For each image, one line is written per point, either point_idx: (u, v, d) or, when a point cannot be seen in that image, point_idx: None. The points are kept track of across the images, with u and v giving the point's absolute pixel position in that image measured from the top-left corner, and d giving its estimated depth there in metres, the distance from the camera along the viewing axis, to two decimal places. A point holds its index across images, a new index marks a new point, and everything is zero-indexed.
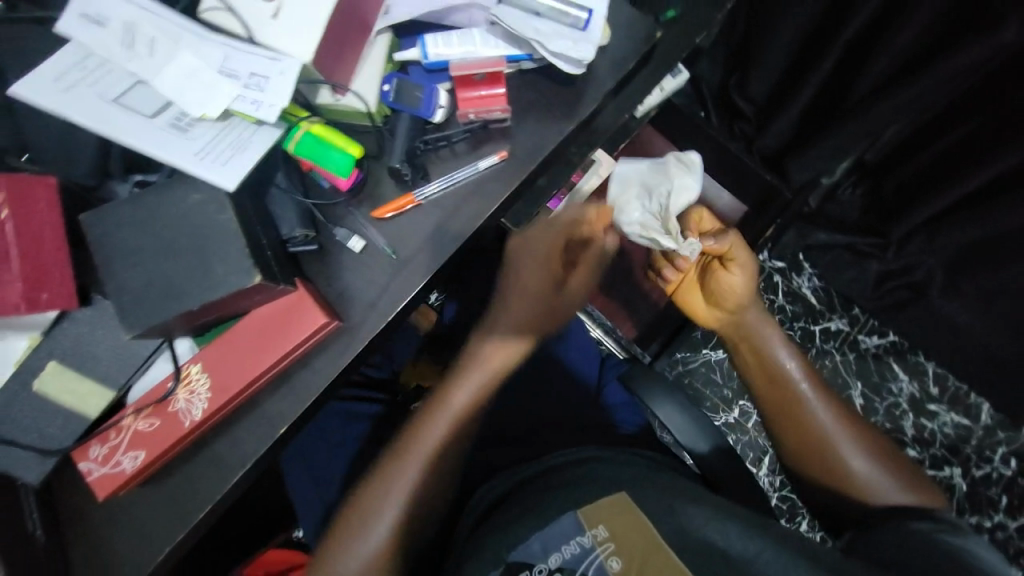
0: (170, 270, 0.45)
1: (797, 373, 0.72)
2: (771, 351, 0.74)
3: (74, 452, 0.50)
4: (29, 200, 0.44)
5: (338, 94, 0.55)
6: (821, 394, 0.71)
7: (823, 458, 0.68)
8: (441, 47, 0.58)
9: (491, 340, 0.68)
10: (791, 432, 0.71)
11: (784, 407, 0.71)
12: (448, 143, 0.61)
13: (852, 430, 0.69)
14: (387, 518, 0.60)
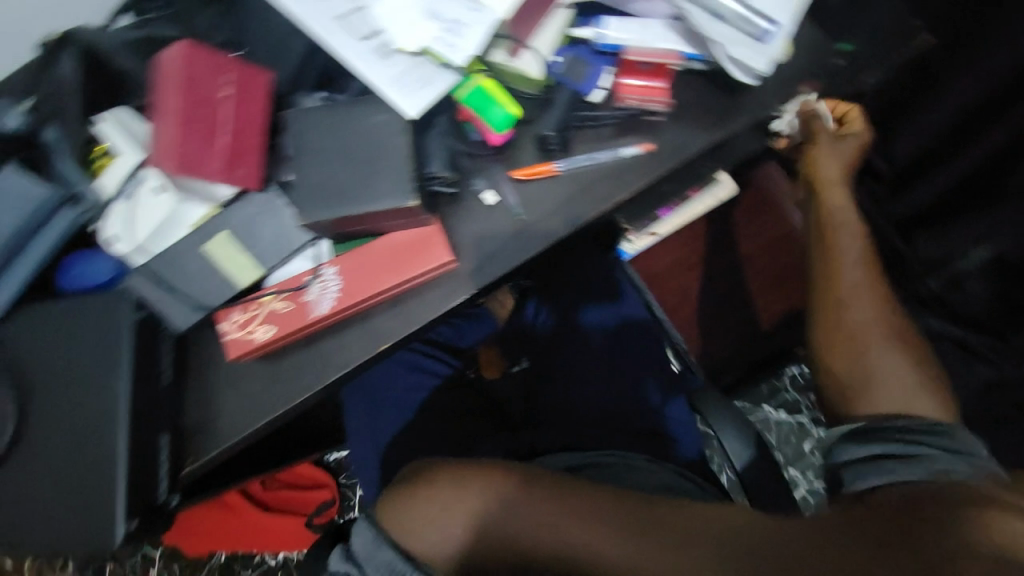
0: (344, 174, 0.50)
1: (862, 266, 0.69)
2: (849, 251, 0.69)
3: (217, 312, 0.57)
4: (249, 87, 0.51)
5: (512, 55, 0.59)
6: (875, 304, 0.68)
7: (847, 339, 0.67)
8: (619, 31, 0.59)
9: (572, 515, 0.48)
10: (834, 337, 0.68)
11: (829, 310, 0.69)
12: (596, 124, 0.62)
13: (902, 351, 0.66)
14: (468, 510, 0.50)
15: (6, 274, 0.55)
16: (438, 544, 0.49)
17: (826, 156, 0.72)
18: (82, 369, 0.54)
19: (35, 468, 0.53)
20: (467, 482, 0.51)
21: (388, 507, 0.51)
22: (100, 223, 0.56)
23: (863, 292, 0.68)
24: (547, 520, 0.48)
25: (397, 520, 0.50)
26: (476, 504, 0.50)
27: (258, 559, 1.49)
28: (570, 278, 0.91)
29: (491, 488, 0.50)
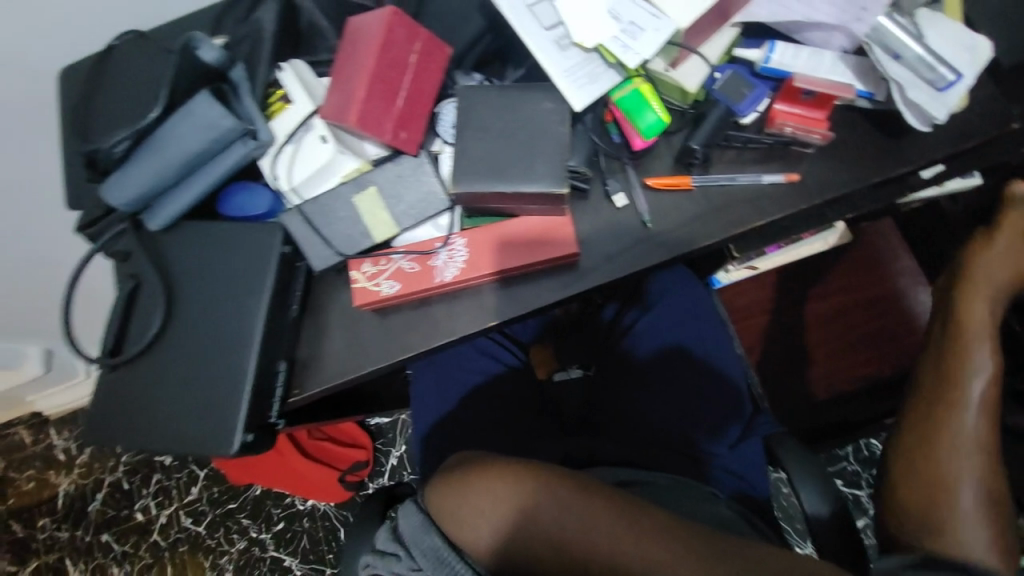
0: (502, 153, 0.53)
1: (982, 402, 0.62)
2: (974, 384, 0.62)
3: (351, 260, 0.61)
4: (430, 60, 0.55)
5: (672, 66, 0.59)
6: (983, 449, 0.60)
7: (935, 466, 0.60)
8: (789, 58, 0.59)
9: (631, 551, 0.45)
10: (930, 454, 0.60)
11: (937, 421, 0.61)
12: (742, 146, 0.61)
13: (984, 501, 0.58)
14: (512, 506, 0.49)
15: (177, 190, 0.60)
16: (479, 537, 0.49)
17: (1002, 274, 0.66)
18: (229, 288, 0.59)
19: (167, 367, 0.57)
20: (519, 473, 0.51)
21: (445, 492, 0.52)
22: (267, 161, 0.62)
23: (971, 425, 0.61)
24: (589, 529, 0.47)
25: (454, 504, 0.51)
26: (522, 504, 0.49)
27: (288, 500, 1.57)
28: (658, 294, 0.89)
29: (541, 490, 0.50)
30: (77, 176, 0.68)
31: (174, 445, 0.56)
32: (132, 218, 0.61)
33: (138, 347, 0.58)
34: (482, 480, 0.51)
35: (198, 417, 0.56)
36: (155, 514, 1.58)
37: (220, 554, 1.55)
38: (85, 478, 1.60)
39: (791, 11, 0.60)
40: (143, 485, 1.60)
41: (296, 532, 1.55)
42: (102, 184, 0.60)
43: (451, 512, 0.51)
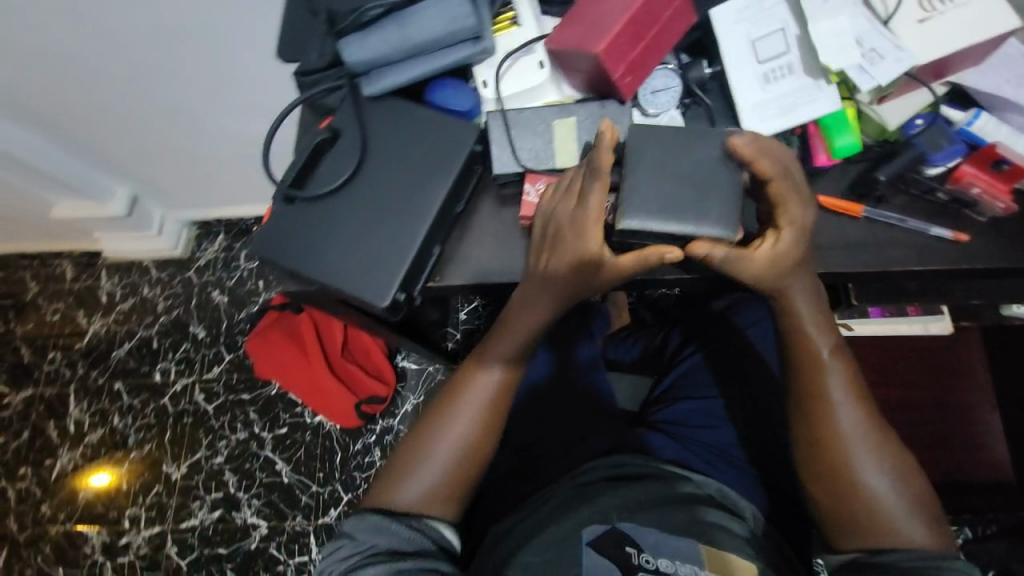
0: (681, 193, 0.57)
1: (850, 435, 0.61)
2: (842, 424, 0.61)
3: (527, 174, 0.64)
4: (676, 24, 0.61)
5: (878, 101, 0.62)
6: (857, 391, 0.62)
7: (838, 458, 0.61)
8: (990, 129, 0.62)
9: (524, 314, 0.65)
10: (837, 501, 0.61)
11: (836, 483, 0.61)
12: (917, 194, 0.65)
13: (877, 445, 0.61)
14: (438, 451, 0.66)
15: (398, 67, 0.65)
16: (414, 492, 0.65)
17: (769, 270, 0.58)
18: (418, 166, 0.64)
19: (348, 216, 0.63)
20: (414, 436, 0.68)
21: (377, 500, 0.65)
22: (482, 68, 0.66)
23: (859, 445, 0.61)
24: (468, 435, 0.66)
25: (397, 495, 0.65)
26: (438, 445, 0.66)
27: (299, 409, 1.53)
28: (754, 319, 0.86)
29: (436, 425, 0.67)
30: (298, 31, 0.73)
31: (334, 286, 0.62)
32: (350, 79, 0.66)
33: (327, 189, 0.64)
34: (404, 462, 0.66)
35: (362, 268, 0.62)
36: (171, 380, 1.59)
37: (219, 437, 1.53)
38: (120, 325, 1.64)
39: (1000, 88, 0.62)
40: (170, 350, 1.60)
41: (297, 441, 1.51)
42: (338, 41, 0.65)
43: (404, 500, 0.64)
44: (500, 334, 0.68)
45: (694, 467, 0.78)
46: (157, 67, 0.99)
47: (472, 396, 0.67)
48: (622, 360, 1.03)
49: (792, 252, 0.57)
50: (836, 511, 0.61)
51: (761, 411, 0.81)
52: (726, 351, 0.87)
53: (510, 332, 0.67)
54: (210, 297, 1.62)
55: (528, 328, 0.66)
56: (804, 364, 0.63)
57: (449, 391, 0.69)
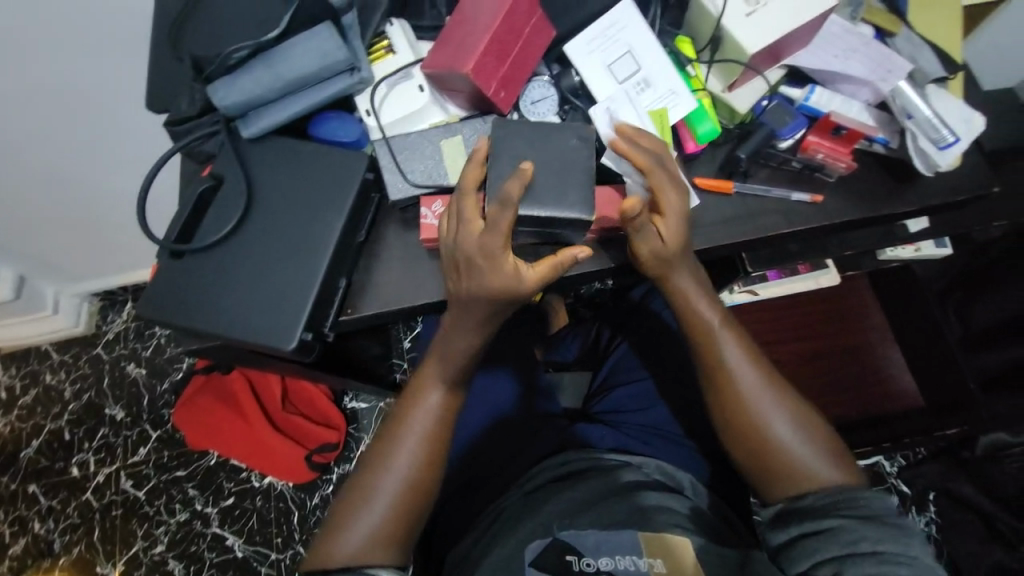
0: (544, 177, 0.61)
1: (754, 393, 0.66)
2: (749, 391, 0.66)
3: (422, 197, 0.65)
4: (538, 35, 0.65)
5: (728, 89, 0.70)
6: (752, 353, 0.68)
7: (748, 421, 0.66)
8: (823, 101, 0.71)
9: (457, 341, 0.65)
10: (758, 461, 0.66)
11: (754, 445, 0.66)
12: (778, 166, 0.72)
13: (779, 401, 0.66)
14: (381, 491, 0.64)
15: (275, 107, 0.64)
16: (358, 537, 0.62)
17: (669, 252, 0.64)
18: (311, 201, 0.63)
19: (241, 261, 0.61)
20: (355, 483, 0.66)
21: (318, 551, 0.62)
22: (362, 97, 0.67)
23: (768, 404, 0.66)
24: (409, 468, 0.65)
25: (339, 542, 0.62)
26: (380, 483, 0.64)
27: (243, 475, 1.42)
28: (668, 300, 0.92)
29: (379, 466, 0.65)
30: (167, 82, 0.71)
31: (236, 338, 0.59)
32: (227, 123, 0.65)
33: (216, 237, 0.61)
34: (345, 508, 0.64)
35: (264, 312, 0.60)
36: (91, 472, 1.42)
37: (156, 524, 1.39)
38: (22, 422, 1.46)
39: (829, 63, 0.71)
40: (86, 439, 1.44)
41: (246, 510, 1.40)
42: (207, 87, 0.64)
43: (347, 543, 0.62)
44: (437, 359, 0.67)
45: (635, 450, 0.81)
46: (22, 134, 0.91)
47: (411, 427, 0.66)
48: (565, 361, 1.02)
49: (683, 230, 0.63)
50: (758, 468, 0.66)
51: (687, 382, 0.87)
52: (649, 335, 0.91)
53: (444, 358, 0.67)
54: (125, 372, 1.48)
55: (464, 347, 0.66)
56: (702, 338, 0.68)
57: (387, 428, 0.68)
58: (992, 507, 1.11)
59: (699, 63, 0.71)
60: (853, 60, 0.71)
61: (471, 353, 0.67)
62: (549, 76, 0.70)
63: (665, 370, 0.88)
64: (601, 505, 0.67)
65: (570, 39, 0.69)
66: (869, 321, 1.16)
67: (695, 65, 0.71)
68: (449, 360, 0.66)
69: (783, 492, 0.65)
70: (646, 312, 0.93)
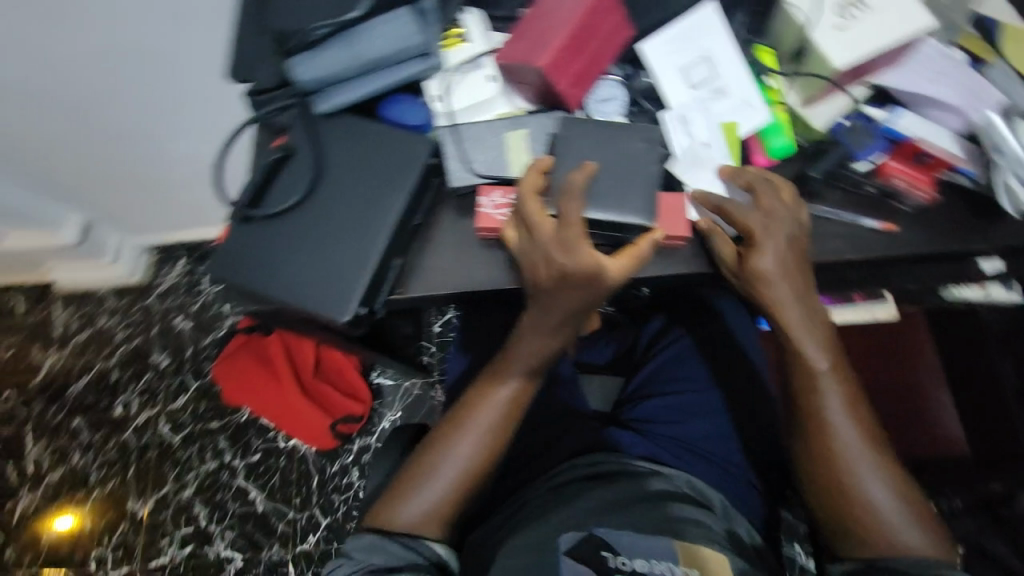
0: (608, 182, 0.62)
1: (846, 442, 0.61)
2: (843, 441, 0.61)
3: (482, 186, 0.66)
4: (614, 36, 0.65)
5: (806, 104, 0.68)
6: (850, 394, 0.63)
7: (837, 470, 0.61)
8: (908, 126, 0.67)
9: (539, 335, 0.67)
10: (834, 513, 0.62)
11: (836, 495, 0.62)
12: (852, 190, 0.69)
13: (873, 453, 0.61)
14: (444, 473, 0.65)
15: (350, 85, 0.66)
16: (415, 511, 0.64)
17: (774, 270, 0.62)
18: (376, 180, 0.64)
19: (306, 232, 0.63)
20: (419, 459, 0.67)
21: (376, 516, 0.65)
22: (432, 83, 0.68)
23: (862, 467, 0.61)
24: (472, 458, 0.66)
25: (399, 511, 0.64)
26: (444, 466, 0.66)
27: (271, 434, 1.49)
28: (710, 315, 0.90)
29: (445, 448, 0.66)
30: (247, 52, 0.73)
31: (293, 305, 0.62)
32: (303, 97, 0.67)
33: (284, 206, 0.64)
34: (407, 481, 0.66)
35: (322, 283, 0.62)
36: (134, 413, 1.52)
37: (187, 470, 1.47)
38: (77, 359, 1.56)
39: (919, 85, 0.67)
40: (131, 382, 1.54)
41: (270, 467, 1.46)
42: (288, 61, 0.66)
43: (404, 514, 0.64)
44: (513, 354, 0.68)
45: (668, 463, 0.79)
46: (107, 91, 0.96)
47: (481, 419, 0.67)
48: (596, 363, 0.94)
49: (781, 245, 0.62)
50: (838, 523, 0.62)
51: (723, 400, 0.85)
52: (688, 348, 0.89)
53: (525, 351, 0.67)
54: (173, 324, 1.56)
55: (543, 346, 0.67)
56: (799, 366, 0.63)
57: (457, 411, 0.69)
58: None
59: (778, 74, 0.68)
60: (947, 85, 0.67)
61: (548, 353, 0.68)
62: (621, 75, 0.69)
63: (702, 385, 0.86)
64: (630, 508, 0.67)
65: (646, 39, 0.67)
66: (921, 360, 1.10)
67: (774, 77, 0.69)
68: (525, 359, 0.67)
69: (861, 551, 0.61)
70: (690, 324, 0.91)
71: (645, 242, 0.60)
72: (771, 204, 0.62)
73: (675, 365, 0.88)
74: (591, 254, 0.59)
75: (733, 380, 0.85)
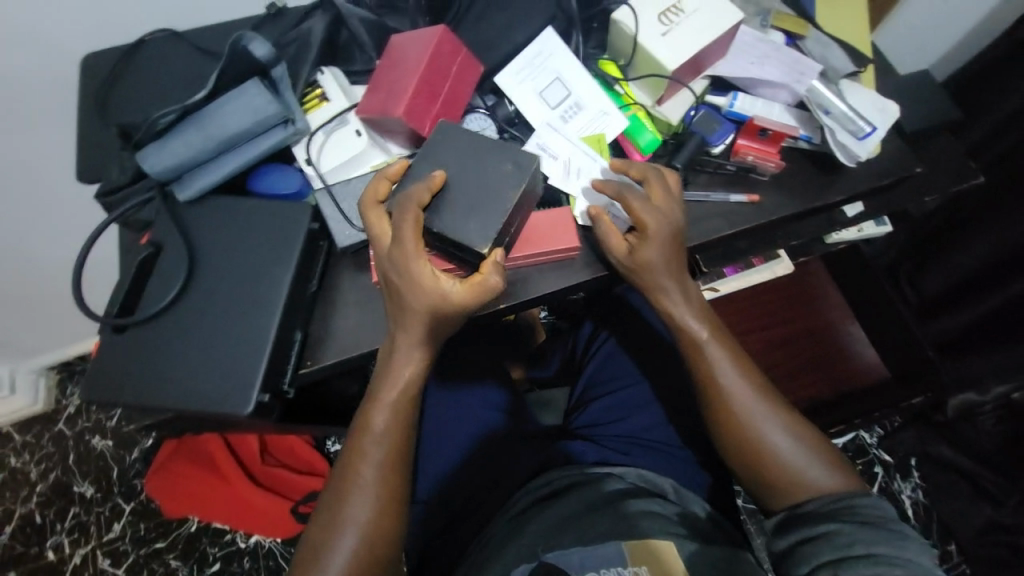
0: (460, 192, 0.59)
1: (741, 398, 0.65)
2: (744, 412, 0.65)
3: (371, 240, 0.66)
4: (468, 74, 0.67)
5: (658, 103, 0.73)
6: (735, 357, 0.67)
7: (741, 429, 0.65)
8: (747, 106, 0.74)
9: (406, 359, 0.62)
10: (751, 470, 0.64)
11: (748, 451, 0.64)
12: (715, 170, 0.75)
13: (769, 403, 0.65)
14: (344, 536, 0.59)
15: (209, 167, 0.64)
16: None
17: (654, 256, 0.64)
18: (256, 257, 0.62)
19: (191, 327, 0.60)
20: (316, 532, 0.61)
21: None
22: (300, 147, 0.67)
23: (762, 419, 0.64)
24: (370, 508, 0.61)
25: None
26: (341, 530, 0.60)
27: (228, 537, 1.34)
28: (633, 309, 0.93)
29: (338, 508, 0.60)
30: (100, 152, 0.69)
31: (190, 406, 0.58)
32: (161, 188, 0.64)
33: (158, 307, 0.60)
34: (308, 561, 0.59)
35: (217, 376, 0.58)
36: (69, 553, 1.33)
37: None
38: None
39: (747, 70, 0.75)
40: (57, 521, 1.35)
41: (235, 574, 1.32)
42: (137, 153, 0.63)
43: None
44: (379, 390, 0.63)
45: (617, 462, 0.80)
46: None
47: (362, 477, 0.61)
48: (545, 376, 1.03)
49: (664, 230, 0.63)
50: (758, 477, 0.64)
51: (661, 387, 0.87)
52: (619, 345, 0.92)
53: (392, 380, 0.62)
54: (91, 446, 1.40)
55: (409, 374, 0.62)
56: (691, 353, 0.68)
57: (342, 465, 0.63)
58: (972, 465, 1.16)
59: (626, 81, 0.73)
60: (771, 65, 0.74)
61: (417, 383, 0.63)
62: (487, 106, 0.72)
63: (635, 379, 0.88)
64: (588, 517, 0.67)
65: (500, 71, 0.71)
66: (829, 302, 1.20)
67: (623, 84, 0.74)
68: (391, 389, 0.63)
69: (785, 500, 0.63)
70: (617, 321, 0.94)
71: (490, 270, 0.58)
72: (659, 196, 0.64)
73: (609, 363, 0.91)
74: (434, 276, 0.57)
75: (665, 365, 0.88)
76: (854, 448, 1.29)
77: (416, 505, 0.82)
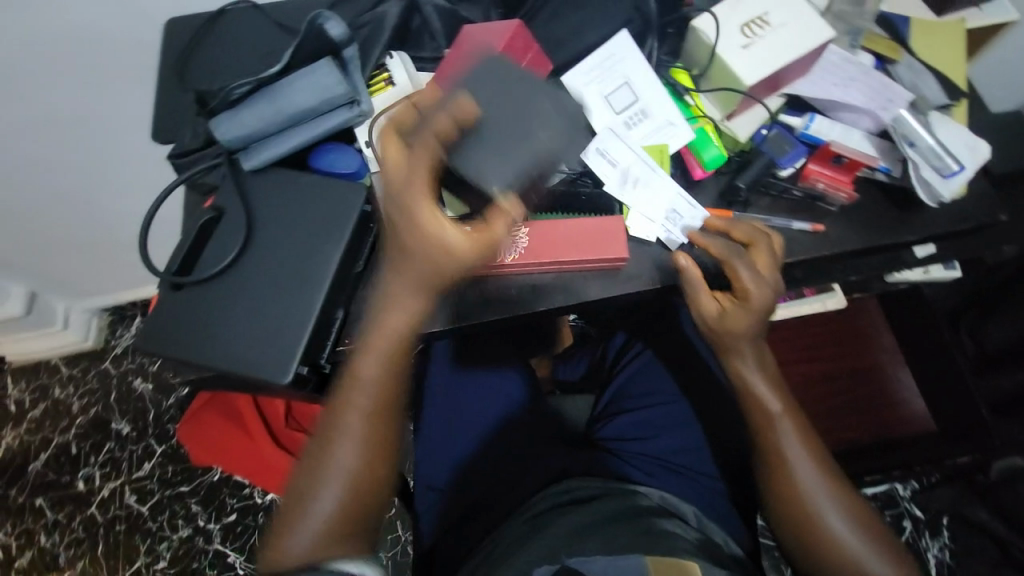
0: (492, 133, 0.57)
1: (803, 462, 0.61)
2: (806, 480, 0.61)
3: None
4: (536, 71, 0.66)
5: (728, 118, 0.70)
6: (796, 416, 0.64)
7: (799, 495, 0.60)
8: (824, 131, 0.70)
9: (401, 303, 0.58)
10: (803, 541, 0.60)
11: (801, 520, 0.60)
12: (781, 194, 0.72)
13: (829, 474, 0.62)
14: (331, 482, 0.57)
15: (274, 140, 0.65)
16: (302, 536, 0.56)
17: (744, 316, 0.62)
18: (309, 232, 0.63)
19: (240, 293, 0.62)
20: (301, 475, 0.59)
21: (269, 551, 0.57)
22: (363, 128, 0.67)
23: (820, 490, 0.60)
24: (356, 458, 0.58)
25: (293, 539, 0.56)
26: (327, 477, 0.58)
27: (247, 491, 1.40)
28: (670, 325, 0.91)
29: (323, 454, 0.58)
30: (176, 113, 0.72)
31: (231, 369, 0.60)
32: (228, 155, 0.66)
33: (208, 272, 0.62)
34: (294, 505, 0.58)
35: (257, 345, 0.60)
36: (98, 485, 1.43)
37: (159, 540, 1.38)
38: (34, 435, 1.47)
39: (829, 92, 0.70)
40: (92, 453, 1.45)
41: (248, 526, 1.38)
42: (210, 121, 0.66)
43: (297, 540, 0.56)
44: (369, 334, 0.59)
45: (637, 480, 0.78)
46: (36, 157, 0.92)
47: (345, 424, 0.58)
48: (572, 380, 1.02)
49: (763, 298, 0.62)
50: (807, 552, 0.60)
51: (691, 409, 0.85)
52: (652, 361, 0.89)
53: (380, 323, 0.58)
54: (132, 387, 1.49)
55: (403, 322, 0.58)
56: (749, 405, 0.64)
57: (325, 410, 0.60)
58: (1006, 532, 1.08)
59: (697, 92, 0.70)
60: (856, 90, 0.70)
61: (413, 326, 0.59)
62: None
63: (664, 397, 0.86)
64: (607, 529, 0.66)
65: (569, 70, 0.69)
66: (879, 343, 1.13)
67: (693, 95, 0.71)
68: (379, 332, 0.58)
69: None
70: (652, 336, 0.91)
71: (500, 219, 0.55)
72: (764, 262, 0.62)
73: (639, 378, 0.89)
74: (439, 217, 0.54)
75: (697, 388, 0.86)
76: (883, 497, 1.22)
77: (431, 490, 0.83)
